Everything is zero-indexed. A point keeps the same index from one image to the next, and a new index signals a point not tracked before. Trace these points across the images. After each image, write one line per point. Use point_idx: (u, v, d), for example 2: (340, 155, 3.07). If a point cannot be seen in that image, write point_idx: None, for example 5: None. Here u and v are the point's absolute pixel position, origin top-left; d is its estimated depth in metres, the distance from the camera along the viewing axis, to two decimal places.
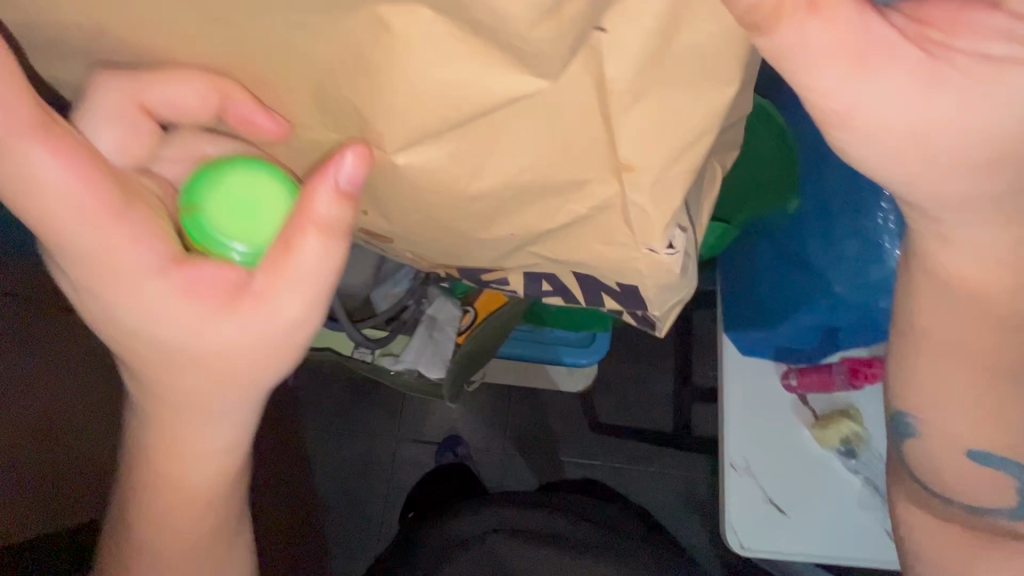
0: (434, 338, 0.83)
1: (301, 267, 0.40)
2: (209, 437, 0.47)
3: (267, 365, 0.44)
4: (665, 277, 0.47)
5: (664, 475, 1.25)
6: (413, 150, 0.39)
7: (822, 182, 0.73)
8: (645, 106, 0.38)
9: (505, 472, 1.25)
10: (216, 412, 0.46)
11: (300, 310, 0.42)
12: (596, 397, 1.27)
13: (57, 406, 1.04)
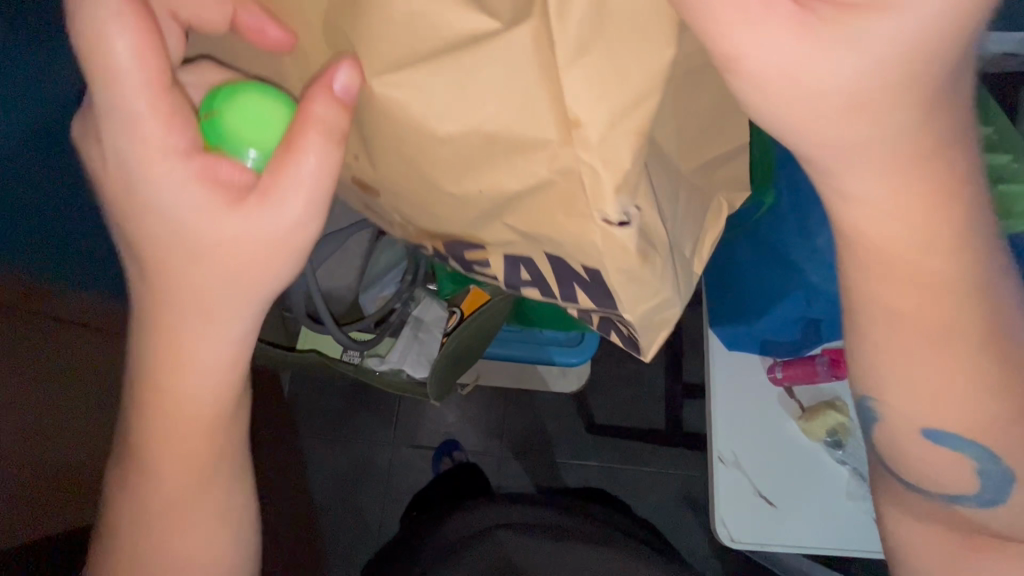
0: (420, 338, 0.80)
1: (301, 171, 0.38)
2: (208, 363, 0.45)
3: (271, 267, 0.42)
4: (624, 259, 0.39)
5: (659, 474, 1.37)
6: (389, 80, 0.36)
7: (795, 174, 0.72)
8: (586, 59, 0.33)
9: (502, 472, 1.38)
10: (214, 331, 0.44)
11: (302, 212, 0.40)
12: (591, 398, 1.41)
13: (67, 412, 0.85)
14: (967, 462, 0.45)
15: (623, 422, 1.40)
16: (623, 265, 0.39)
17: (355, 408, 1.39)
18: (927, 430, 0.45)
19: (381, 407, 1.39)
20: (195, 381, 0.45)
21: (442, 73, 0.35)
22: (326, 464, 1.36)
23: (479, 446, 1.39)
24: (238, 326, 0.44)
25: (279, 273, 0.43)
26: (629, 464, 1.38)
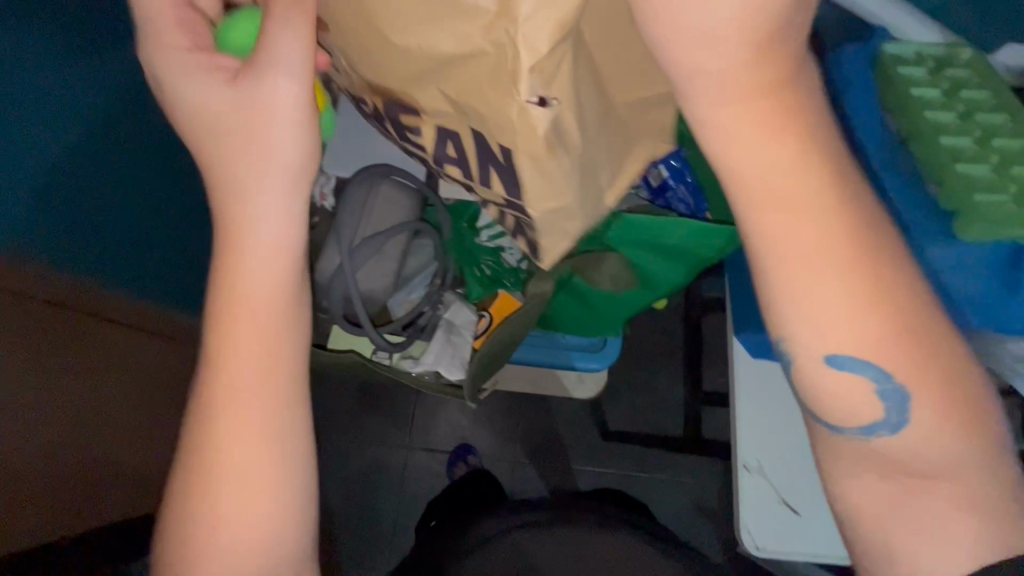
0: (453, 341, 0.82)
1: (284, 41, 0.39)
2: (247, 275, 0.42)
3: (276, 145, 0.42)
4: (536, 145, 0.39)
5: (675, 481, 1.36)
6: None
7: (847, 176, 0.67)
8: None
9: (516, 477, 1.38)
10: (249, 237, 0.42)
11: (295, 84, 0.40)
12: (605, 405, 1.41)
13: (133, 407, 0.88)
14: (872, 391, 0.39)
15: (638, 428, 1.39)
16: (531, 149, 0.39)
17: (371, 411, 1.40)
18: (832, 357, 0.39)
19: (397, 410, 1.40)
20: (242, 302, 0.42)
21: None
22: (342, 467, 1.37)
23: (492, 450, 1.39)
24: (270, 225, 0.43)
25: (294, 149, 0.42)
26: (645, 470, 1.37)
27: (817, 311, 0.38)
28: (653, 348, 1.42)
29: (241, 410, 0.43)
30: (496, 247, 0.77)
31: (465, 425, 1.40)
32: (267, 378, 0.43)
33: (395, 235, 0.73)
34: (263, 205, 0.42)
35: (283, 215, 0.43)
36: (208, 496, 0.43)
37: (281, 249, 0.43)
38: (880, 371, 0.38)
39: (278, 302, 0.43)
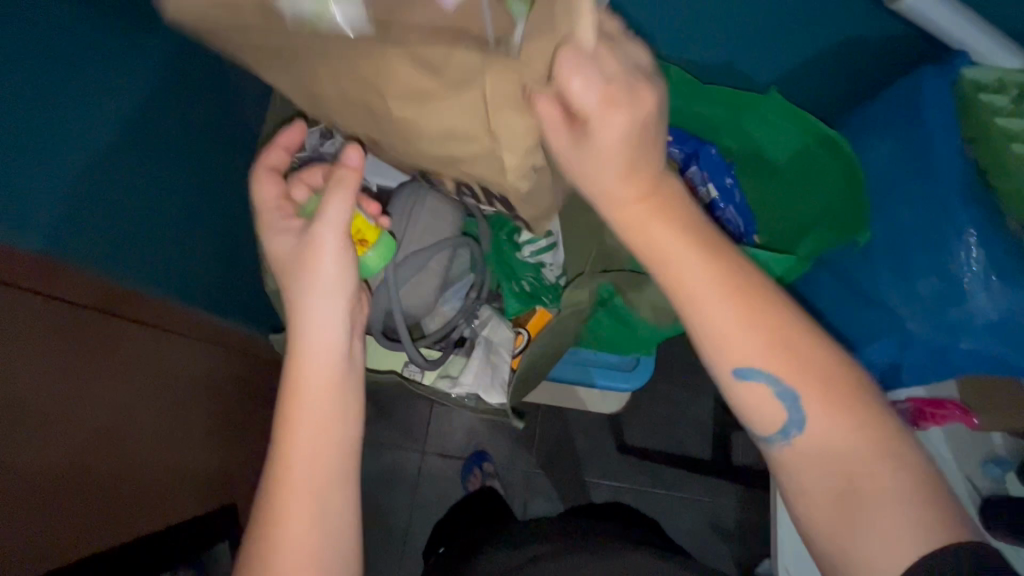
0: (491, 361, 0.81)
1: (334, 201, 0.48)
2: (305, 379, 0.49)
3: (317, 275, 0.49)
4: (532, 198, 0.54)
5: (693, 500, 1.33)
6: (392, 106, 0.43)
7: (899, 214, 0.68)
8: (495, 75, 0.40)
9: (530, 489, 1.35)
10: (306, 347, 0.49)
11: (341, 233, 0.49)
12: (624, 419, 1.37)
13: (189, 404, 0.84)
14: (775, 399, 0.45)
15: (656, 444, 1.36)
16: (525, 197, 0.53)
17: (385, 414, 1.38)
18: (738, 370, 0.45)
19: (411, 414, 1.38)
20: (298, 400, 0.48)
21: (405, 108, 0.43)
22: None
23: (506, 460, 1.36)
24: (323, 335, 0.49)
25: (332, 265, 0.49)
26: (663, 489, 1.34)
27: (767, 360, 0.44)
28: (675, 364, 1.38)
29: (298, 500, 0.46)
30: (537, 264, 0.81)
31: (480, 433, 1.38)
32: (321, 469, 0.47)
33: (440, 252, 0.70)
34: (315, 319, 0.49)
35: (334, 327, 0.50)
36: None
37: (331, 352, 0.50)
38: (772, 376, 0.44)
39: (331, 399, 0.49)
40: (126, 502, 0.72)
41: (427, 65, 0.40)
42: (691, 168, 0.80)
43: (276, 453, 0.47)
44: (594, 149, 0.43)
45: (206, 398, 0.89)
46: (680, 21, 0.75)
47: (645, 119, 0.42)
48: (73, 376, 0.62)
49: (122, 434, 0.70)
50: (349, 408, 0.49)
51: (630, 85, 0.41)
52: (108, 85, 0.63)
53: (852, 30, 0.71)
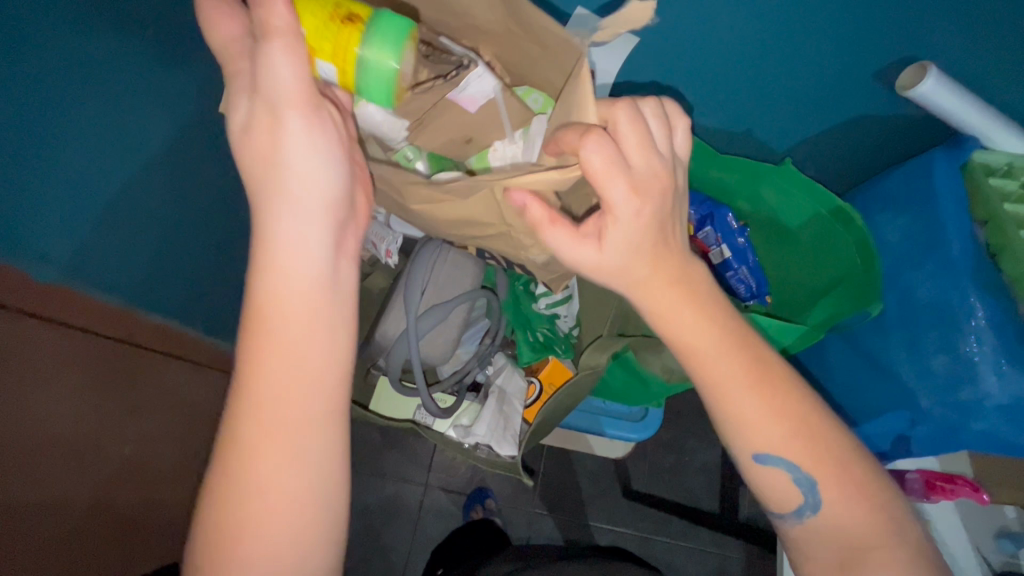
0: (504, 411, 0.82)
1: (278, 55, 0.38)
2: (275, 283, 0.40)
3: (284, 154, 0.40)
4: (545, 270, 0.63)
5: (698, 551, 1.31)
6: (424, 204, 0.53)
7: (909, 289, 0.70)
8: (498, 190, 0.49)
9: (532, 528, 1.34)
10: (275, 248, 0.40)
11: (301, 87, 0.39)
12: (630, 464, 1.37)
13: (159, 429, 0.77)
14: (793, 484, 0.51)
15: (661, 491, 1.35)
16: (537, 270, 0.62)
17: (391, 446, 1.38)
18: (757, 454, 0.51)
19: (415, 446, 1.38)
20: (266, 312, 0.40)
21: (433, 206, 0.53)
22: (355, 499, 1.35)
23: (510, 499, 1.36)
24: (300, 231, 0.41)
25: (305, 157, 0.40)
26: (667, 538, 1.33)
27: (790, 449, 0.50)
28: (683, 411, 1.38)
29: (265, 422, 0.40)
30: (551, 315, 0.83)
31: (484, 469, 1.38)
32: (297, 388, 0.40)
33: (459, 304, 0.73)
34: (289, 213, 0.40)
35: (316, 225, 0.41)
36: (233, 510, 0.39)
37: (308, 252, 0.41)
38: (793, 463, 0.50)
39: (309, 310, 0.41)
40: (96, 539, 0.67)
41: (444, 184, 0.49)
42: (705, 229, 0.84)
43: (241, 382, 0.40)
44: (610, 243, 0.47)
45: (184, 421, 0.82)
46: (703, 88, 0.78)
47: (655, 207, 0.46)
48: (46, 417, 0.58)
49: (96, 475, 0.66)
50: (335, 337, 0.42)
51: (651, 173, 0.45)
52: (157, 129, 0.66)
53: (868, 108, 0.73)
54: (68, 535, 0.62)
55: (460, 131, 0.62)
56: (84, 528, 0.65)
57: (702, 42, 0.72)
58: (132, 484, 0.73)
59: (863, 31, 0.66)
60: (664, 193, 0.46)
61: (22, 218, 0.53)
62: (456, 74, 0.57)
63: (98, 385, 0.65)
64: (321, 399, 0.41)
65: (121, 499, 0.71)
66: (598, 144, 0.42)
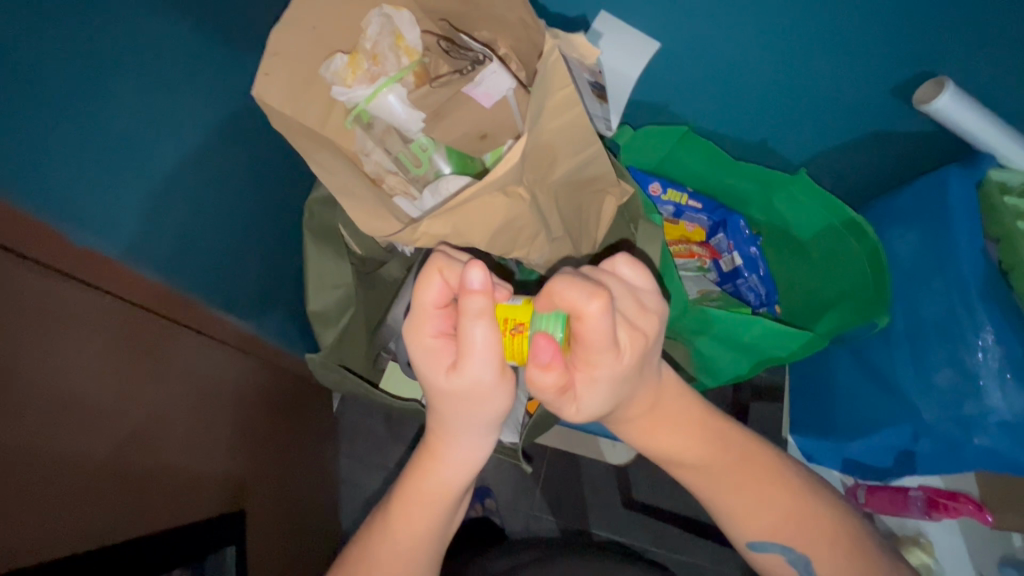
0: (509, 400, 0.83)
1: (480, 356, 0.46)
2: (437, 479, 0.58)
3: (483, 371, 0.47)
4: (560, 253, 0.63)
5: (696, 565, 1.30)
6: (427, 242, 0.50)
7: (914, 305, 0.71)
8: (473, 203, 0.48)
9: (530, 529, 1.36)
10: (447, 454, 0.57)
11: (494, 369, 0.47)
12: (632, 473, 1.36)
13: (176, 400, 0.77)
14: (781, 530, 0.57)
15: (662, 502, 1.35)
16: (553, 255, 0.63)
17: (394, 438, 1.39)
18: (752, 542, 0.58)
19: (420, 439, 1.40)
20: (430, 496, 0.58)
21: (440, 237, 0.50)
22: (358, 489, 1.38)
23: (509, 500, 1.38)
24: (468, 452, 0.57)
25: (490, 374, 0.47)
26: (667, 550, 1.32)
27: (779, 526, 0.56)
28: None
29: (400, 563, 0.59)
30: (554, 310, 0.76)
31: (486, 468, 1.39)
32: (432, 543, 0.60)
33: None
34: (463, 439, 0.56)
35: (479, 447, 0.57)
36: (372, 550, 0.59)
37: (467, 463, 0.58)
38: (784, 546, 0.57)
39: (452, 499, 0.59)
40: (118, 502, 0.66)
41: (436, 218, 0.48)
42: (718, 235, 0.87)
43: (421, 477, 0.59)
44: (581, 388, 0.50)
45: (203, 396, 0.84)
46: (720, 97, 0.79)
47: (635, 352, 0.49)
48: (76, 371, 0.60)
49: (111, 435, 0.66)
50: (471, 472, 0.59)
51: (633, 328, 0.49)
52: (190, 109, 0.70)
53: (883, 122, 0.74)
54: (85, 491, 0.62)
55: (473, 126, 0.60)
56: (106, 486, 0.65)
57: (723, 49, 0.74)
58: (151, 452, 0.72)
59: (877, 47, 0.67)
60: (639, 349, 0.49)
61: (61, 183, 0.56)
62: (473, 71, 0.59)
63: (120, 351, 0.67)
64: (434, 523, 0.59)
65: (139, 464, 0.70)
66: (608, 318, 0.43)
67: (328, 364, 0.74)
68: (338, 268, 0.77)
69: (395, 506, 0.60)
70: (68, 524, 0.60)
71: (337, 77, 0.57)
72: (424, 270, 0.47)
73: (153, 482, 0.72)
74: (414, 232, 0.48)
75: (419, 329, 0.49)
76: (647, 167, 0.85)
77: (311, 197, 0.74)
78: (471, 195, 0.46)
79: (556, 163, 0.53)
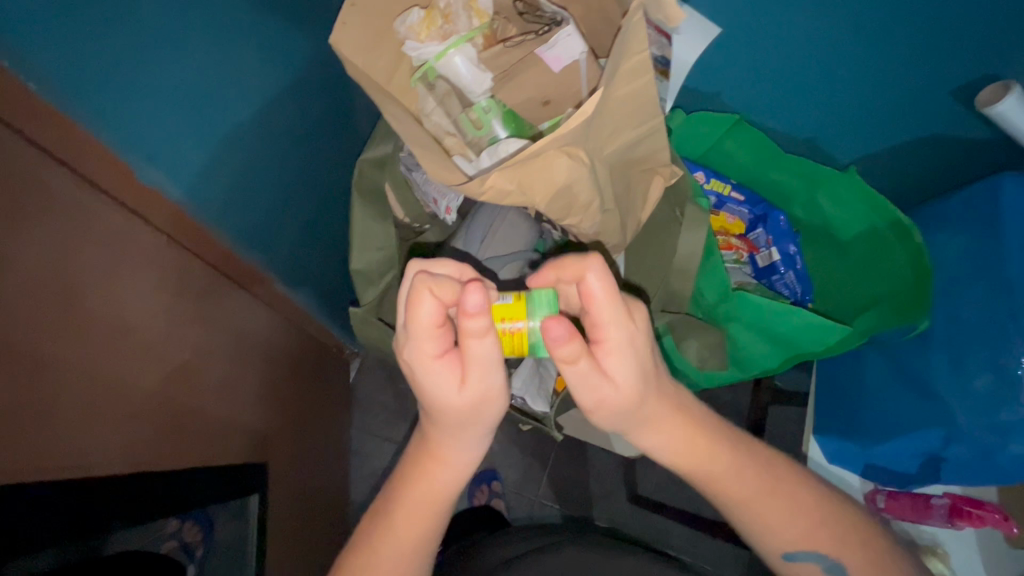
0: (540, 372, 0.82)
1: (488, 362, 0.49)
2: (439, 481, 0.59)
3: (487, 377, 0.50)
4: (607, 229, 0.63)
5: (697, 565, 1.31)
6: (491, 196, 0.51)
7: (957, 311, 0.70)
8: (542, 159, 0.49)
9: (535, 516, 1.37)
10: (451, 457, 0.58)
11: (500, 371, 0.50)
12: (640, 469, 1.37)
13: (215, 347, 0.79)
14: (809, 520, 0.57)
15: (668, 501, 1.35)
16: (603, 232, 0.64)
17: (407, 413, 1.41)
18: (788, 554, 0.58)
19: None
20: (433, 498, 0.59)
21: (505, 192, 0.51)
22: (369, 462, 1.39)
23: (514, 484, 1.39)
24: (470, 456, 0.58)
25: (495, 376, 0.50)
26: (668, 547, 1.33)
27: (802, 516, 0.57)
28: None
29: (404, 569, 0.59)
30: None
31: (495, 451, 1.40)
32: (429, 546, 0.61)
33: (514, 258, 0.75)
34: (468, 443, 0.57)
35: (480, 446, 0.58)
36: (373, 543, 0.60)
37: (465, 465, 0.59)
38: (821, 555, 0.57)
39: (451, 499, 0.60)
40: (162, 435, 0.69)
41: (505, 171, 0.49)
42: (756, 230, 0.88)
43: (424, 477, 0.59)
44: (605, 401, 0.53)
45: (237, 346, 0.85)
46: (775, 88, 0.79)
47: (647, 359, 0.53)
48: (132, 303, 0.62)
49: (159, 369, 0.67)
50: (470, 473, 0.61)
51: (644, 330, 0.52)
52: (257, 63, 0.71)
53: (940, 127, 0.74)
54: (135, 420, 0.64)
55: (537, 92, 0.61)
56: (153, 417, 0.67)
57: (784, 41, 0.73)
58: (192, 392, 0.74)
59: (949, 46, 0.66)
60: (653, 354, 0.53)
61: (136, 120, 0.58)
62: (548, 32, 0.60)
63: (167, 291, 0.68)
64: (436, 521, 0.60)
65: (183, 402, 0.72)
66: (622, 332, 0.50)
67: (367, 319, 0.78)
68: (383, 231, 0.78)
69: (399, 503, 0.59)
70: (119, 443, 0.62)
71: (411, 32, 0.58)
72: (416, 294, 0.47)
73: (193, 421, 0.74)
74: (482, 182, 0.49)
75: (417, 351, 0.49)
76: (693, 156, 0.85)
77: (362, 156, 0.74)
78: (542, 151, 0.47)
79: (620, 133, 0.54)
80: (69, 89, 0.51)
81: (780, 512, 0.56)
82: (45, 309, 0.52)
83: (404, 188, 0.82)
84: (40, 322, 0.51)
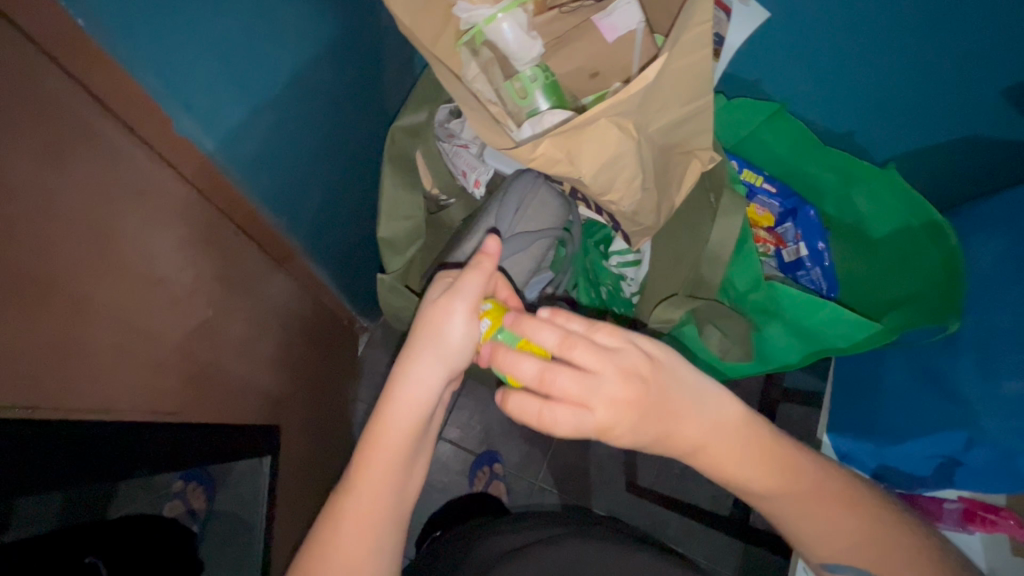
0: None
1: (462, 297, 0.56)
2: (391, 421, 0.56)
3: (450, 311, 0.56)
4: (644, 207, 0.62)
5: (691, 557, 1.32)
6: (539, 161, 0.50)
7: (990, 314, 0.70)
8: (595, 128, 0.48)
9: (535, 500, 1.37)
10: (400, 392, 0.57)
11: (467, 314, 0.56)
12: (641, 459, 1.37)
13: (236, 306, 0.78)
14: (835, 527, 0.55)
15: (667, 493, 1.35)
16: (640, 210, 0.63)
17: None
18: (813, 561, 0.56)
19: None
20: (387, 442, 0.56)
21: (554, 158, 0.50)
22: None
23: (515, 467, 1.39)
24: (417, 391, 0.57)
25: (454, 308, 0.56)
26: (664, 539, 1.33)
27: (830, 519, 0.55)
28: None
29: (361, 529, 0.55)
30: (619, 275, 0.85)
31: (497, 433, 1.40)
32: (388, 504, 0.56)
33: (544, 236, 0.75)
34: (416, 372, 0.57)
35: (429, 383, 0.57)
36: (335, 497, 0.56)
37: (417, 406, 0.57)
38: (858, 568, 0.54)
39: (405, 448, 0.57)
40: (180, 390, 0.68)
41: (557, 137, 0.48)
42: (785, 224, 0.86)
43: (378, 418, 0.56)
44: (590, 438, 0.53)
45: (257, 308, 0.85)
46: (820, 80, 0.78)
47: (633, 420, 0.49)
48: (158, 255, 0.62)
49: (181, 326, 0.67)
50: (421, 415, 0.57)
51: (636, 392, 0.49)
52: (301, 21, 0.70)
53: (987, 127, 0.73)
54: (154, 373, 0.63)
55: (588, 63, 0.64)
56: (173, 371, 0.66)
57: (836, 33, 0.72)
58: (212, 352, 0.74)
59: (1007, 48, 0.65)
60: (659, 398, 0.50)
61: (180, 71, 0.57)
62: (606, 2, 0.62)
63: (192, 245, 0.67)
64: (388, 467, 0.56)
65: (204, 359, 0.72)
66: (580, 417, 0.48)
67: (395, 287, 0.78)
68: (411, 200, 0.77)
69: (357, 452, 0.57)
70: (142, 394, 0.62)
71: None
72: None
73: (212, 380, 0.74)
74: (533, 146, 0.48)
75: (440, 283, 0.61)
76: (729, 144, 0.84)
77: (397, 123, 0.73)
78: (595, 117, 0.47)
79: (671, 108, 0.53)
80: (118, 32, 0.50)
81: (803, 507, 0.55)
82: (75, 251, 0.51)
83: (436, 158, 0.81)
84: (64, 267, 0.50)
